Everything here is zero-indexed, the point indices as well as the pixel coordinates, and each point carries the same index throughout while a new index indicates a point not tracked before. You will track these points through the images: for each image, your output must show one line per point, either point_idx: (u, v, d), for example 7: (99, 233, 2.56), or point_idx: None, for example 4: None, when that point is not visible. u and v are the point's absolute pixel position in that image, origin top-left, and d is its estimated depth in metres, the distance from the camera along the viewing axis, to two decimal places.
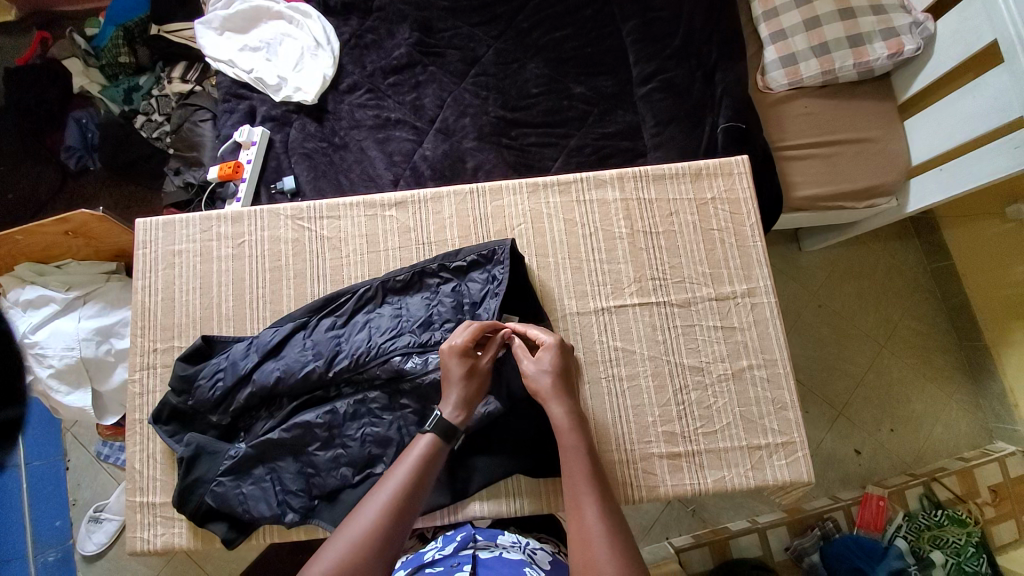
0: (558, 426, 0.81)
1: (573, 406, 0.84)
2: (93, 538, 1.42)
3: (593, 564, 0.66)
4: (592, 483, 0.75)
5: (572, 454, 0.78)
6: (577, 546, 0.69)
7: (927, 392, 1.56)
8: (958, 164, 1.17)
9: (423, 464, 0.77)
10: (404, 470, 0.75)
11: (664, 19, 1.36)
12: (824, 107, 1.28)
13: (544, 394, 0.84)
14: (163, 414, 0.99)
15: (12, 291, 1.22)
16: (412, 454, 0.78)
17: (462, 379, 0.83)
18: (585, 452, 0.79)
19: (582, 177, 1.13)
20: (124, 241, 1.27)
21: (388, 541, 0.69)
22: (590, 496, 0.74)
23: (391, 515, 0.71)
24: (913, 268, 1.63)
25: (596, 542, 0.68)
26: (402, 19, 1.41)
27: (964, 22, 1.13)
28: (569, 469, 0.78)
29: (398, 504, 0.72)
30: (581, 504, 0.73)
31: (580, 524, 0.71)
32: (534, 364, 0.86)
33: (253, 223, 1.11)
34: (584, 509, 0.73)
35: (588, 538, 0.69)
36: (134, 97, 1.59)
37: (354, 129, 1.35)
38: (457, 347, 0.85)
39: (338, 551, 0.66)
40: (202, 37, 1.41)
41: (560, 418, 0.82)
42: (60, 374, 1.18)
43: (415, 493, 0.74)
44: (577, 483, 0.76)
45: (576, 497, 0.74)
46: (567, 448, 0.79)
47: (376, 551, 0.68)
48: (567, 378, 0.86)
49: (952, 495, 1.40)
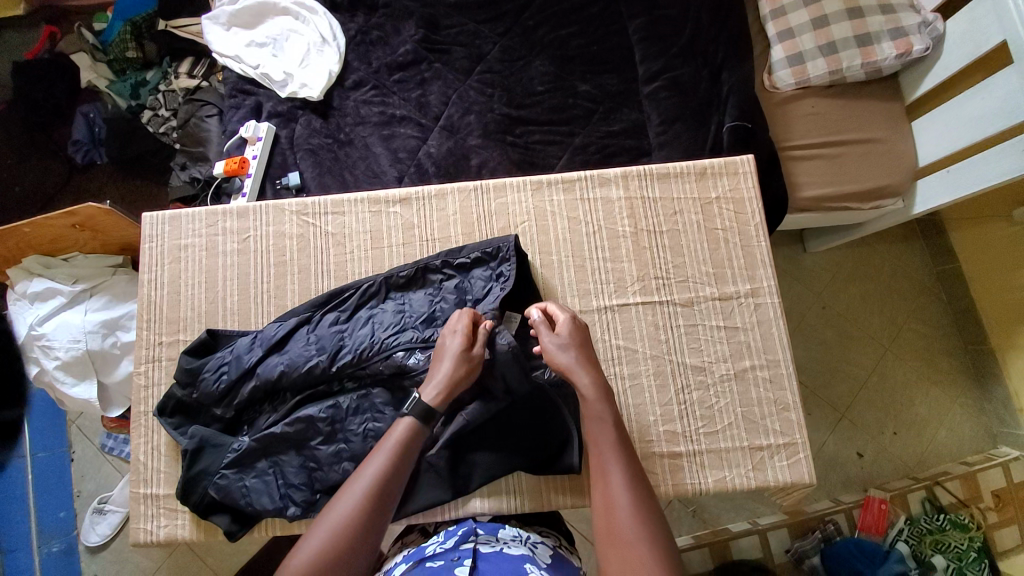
0: (585, 396, 0.81)
1: (598, 375, 0.83)
2: (96, 529, 1.43)
3: (616, 531, 0.69)
4: (619, 454, 0.76)
5: (599, 424, 0.79)
6: (602, 512, 0.72)
7: (930, 395, 1.55)
8: (966, 166, 1.16)
9: (403, 448, 0.77)
10: (383, 456, 0.76)
11: (671, 17, 1.35)
12: (831, 106, 1.27)
13: (568, 368, 0.84)
14: (168, 407, 1.00)
15: (20, 283, 1.23)
16: (391, 438, 0.78)
17: (453, 359, 0.85)
18: (611, 421, 0.79)
19: (586, 175, 1.12)
20: (131, 234, 1.26)
21: (370, 525, 0.71)
22: (617, 464, 0.75)
23: (372, 502, 0.72)
24: (919, 270, 1.62)
25: (621, 510, 0.71)
26: (408, 16, 1.41)
27: (973, 22, 1.12)
28: (596, 436, 0.78)
29: (379, 489, 0.73)
30: (607, 472, 0.75)
31: (606, 491, 0.73)
32: (560, 339, 0.86)
33: (258, 218, 1.12)
34: (610, 477, 0.74)
35: (614, 505, 0.71)
36: (141, 92, 1.58)
37: (359, 125, 1.36)
38: (461, 328, 0.87)
39: (321, 536, 0.68)
40: (209, 32, 1.41)
41: (587, 388, 0.81)
42: (66, 366, 1.19)
43: (396, 479, 0.75)
44: (604, 450, 0.77)
45: (603, 464, 0.76)
46: (594, 417, 0.80)
47: (358, 534, 0.69)
48: (587, 349, 0.87)
49: (954, 499, 1.40)
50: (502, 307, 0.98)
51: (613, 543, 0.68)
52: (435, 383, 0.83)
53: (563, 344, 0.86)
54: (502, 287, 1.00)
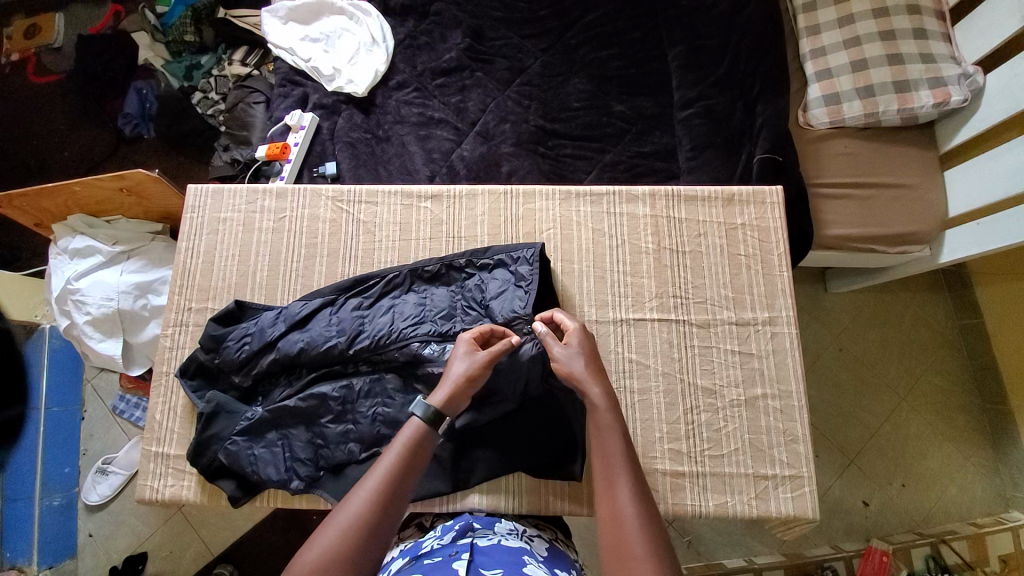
0: (596, 406, 0.79)
1: (608, 385, 0.82)
2: (96, 489, 1.46)
3: (623, 546, 0.67)
4: (627, 468, 0.74)
5: (607, 434, 0.77)
6: (606, 523, 0.70)
7: (942, 451, 1.52)
8: (997, 219, 1.16)
9: (411, 450, 0.76)
10: (390, 459, 0.75)
11: (711, 48, 1.38)
12: (863, 148, 1.28)
13: (579, 378, 0.82)
14: (189, 369, 1.03)
15: (63, 239, 1.29)
16: (397, 442, 0.77)
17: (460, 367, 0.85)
18: (620, 434, 0.77)
19: (615, 191, 1.15)
20: (172, 204, 1.31)
21: (377, 527, 0.69)
22: (624, 476, 0.73)
23: (380, 503, 0.71)
24: (941, 321, 1.60)
25: (628, 524, 0.68)
26: (456, 24, 1.47)
27: (1015, 77, 1.13)
28: (603, 445, 0.77)
29: (387, 490, 0.72)
30: (614, 483, 0.73)
31: (614, 506, 0.71)
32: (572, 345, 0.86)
33: (296, 200, 1.16)
34: (617, 490, 0.72)
35: (621, 519, 0.69)
36: (194, 74, 1.67)
37: (398, 124, 1.40)
38: (467, 337, 0.88)
39: (329, 539, 0.67)
40: (267, 24, 1.49)
41: (598, 398, 0.80)
42: (95, 322, 1.24)
43: (405, 481, 0.74)
44: (612, 461, 0.75)
45: (611, 474, 0.74)
46: (602, 428, 0.78)
47: (367, 535, 0.68)
48: (597, 358, 0.86)
49: (961, 560, 1.36)
50: (514, 312, 0.97)
51: (619, 557, 0.66)
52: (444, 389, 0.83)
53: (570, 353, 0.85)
54: (521, 286, 1.00)
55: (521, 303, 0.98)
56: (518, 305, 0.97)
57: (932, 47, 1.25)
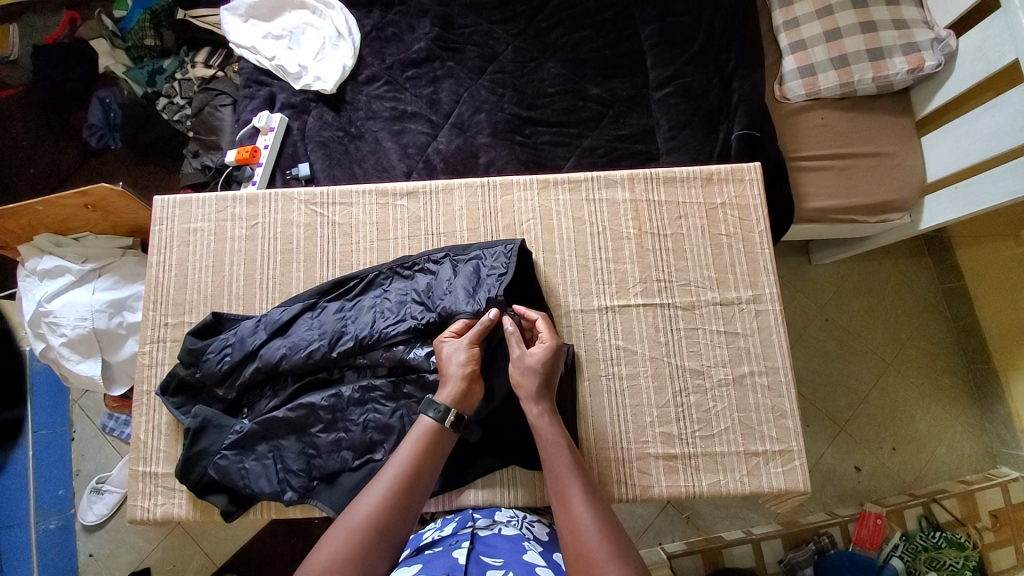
0: (535, 426, 0.84)
1: (549, 405, 0.87)
2: (93, 508, 1.45)
3: (584, 550, 0.69)
4: (576, 477, 0.78)
5: (553, 449, 0.81)
6: (569, 534, 0.72)
7: (929, 412, 1.54)
8: (972, 184, 1.17)
9: (423, 447, 0.79)
10: (403, 455, 0.77)
11: (684, 24, 1.36)
12: (840, 119, 1.27)
13: (523, 395, 0.87)
14: (170, 386, 1.01)
15: (30, 260, 1.25)
16: (412, 439, 0.79)
17: (461, 364, 0.86)
18: (565, 446, 0.82)
19: (593, 177, 1.13)
20: (142, 217, 1.28)
21: (390, 526, 0.72)
22: (576, 485, 0.77)
23: (391, 498, 0.73)
24: (923, 285, 1.62)
25: (586, 530, 0.71)
26: (423, 13, 1.43)
27: (986, 39, 1.12)
28: (553, 460, 0.81)
29: (400, 484, 0.75)
30: (568, 494, 0.76)
31: (572, 516, 0.73)
32: (526, 362, 0.88)
33: (267, 205, 1.13)
34: (571, 498, 0.76)
35: (579, 526, 0.72)
36: (157, 79, 1.60)
37: (370, 120, 1.37)
38: (479, 330, 0.90)
39: (345, 530, 0.70)
40: (228, 23, 1.44)
41: (539, 418, 0.85)
42: (72, 344, 1.21)
43: (420, 476, 0.77)
44: (562, 474, 0.79)
45: (563, 488, 0.77)
46: (548, 442, 0.82)
47: (378, 532, 0.70)
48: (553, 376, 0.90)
49: (951, 518, 1.38)
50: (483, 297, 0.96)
51: (584, 562, 0.68)
52: (453, 387, 0.84)
53: (525, 362, 0.88)
54: (491, 280, 0.99)
55: (494, 289, 0.97)
56: (492, 292, 0.96)
57: (904, 13, 1.24)
